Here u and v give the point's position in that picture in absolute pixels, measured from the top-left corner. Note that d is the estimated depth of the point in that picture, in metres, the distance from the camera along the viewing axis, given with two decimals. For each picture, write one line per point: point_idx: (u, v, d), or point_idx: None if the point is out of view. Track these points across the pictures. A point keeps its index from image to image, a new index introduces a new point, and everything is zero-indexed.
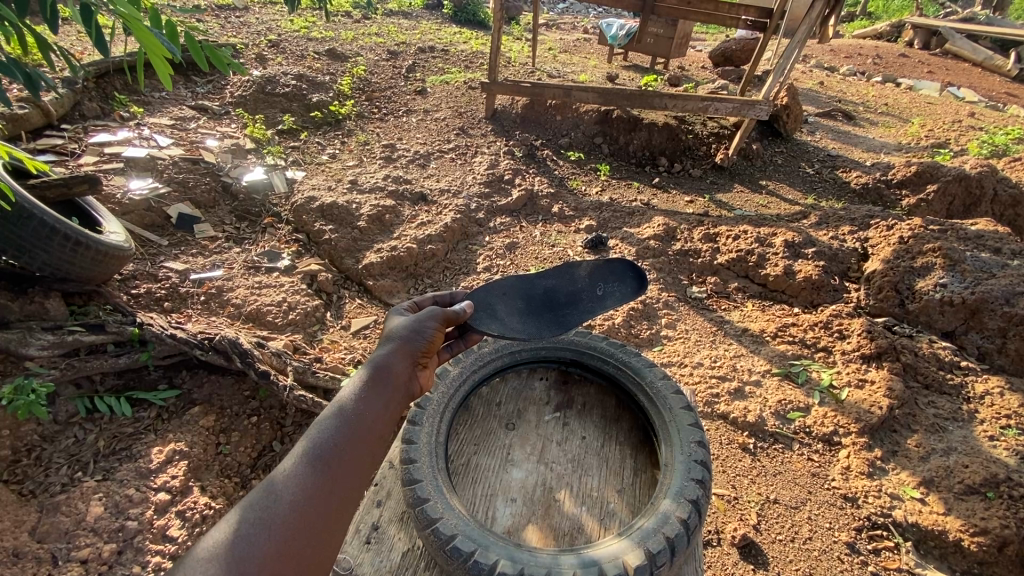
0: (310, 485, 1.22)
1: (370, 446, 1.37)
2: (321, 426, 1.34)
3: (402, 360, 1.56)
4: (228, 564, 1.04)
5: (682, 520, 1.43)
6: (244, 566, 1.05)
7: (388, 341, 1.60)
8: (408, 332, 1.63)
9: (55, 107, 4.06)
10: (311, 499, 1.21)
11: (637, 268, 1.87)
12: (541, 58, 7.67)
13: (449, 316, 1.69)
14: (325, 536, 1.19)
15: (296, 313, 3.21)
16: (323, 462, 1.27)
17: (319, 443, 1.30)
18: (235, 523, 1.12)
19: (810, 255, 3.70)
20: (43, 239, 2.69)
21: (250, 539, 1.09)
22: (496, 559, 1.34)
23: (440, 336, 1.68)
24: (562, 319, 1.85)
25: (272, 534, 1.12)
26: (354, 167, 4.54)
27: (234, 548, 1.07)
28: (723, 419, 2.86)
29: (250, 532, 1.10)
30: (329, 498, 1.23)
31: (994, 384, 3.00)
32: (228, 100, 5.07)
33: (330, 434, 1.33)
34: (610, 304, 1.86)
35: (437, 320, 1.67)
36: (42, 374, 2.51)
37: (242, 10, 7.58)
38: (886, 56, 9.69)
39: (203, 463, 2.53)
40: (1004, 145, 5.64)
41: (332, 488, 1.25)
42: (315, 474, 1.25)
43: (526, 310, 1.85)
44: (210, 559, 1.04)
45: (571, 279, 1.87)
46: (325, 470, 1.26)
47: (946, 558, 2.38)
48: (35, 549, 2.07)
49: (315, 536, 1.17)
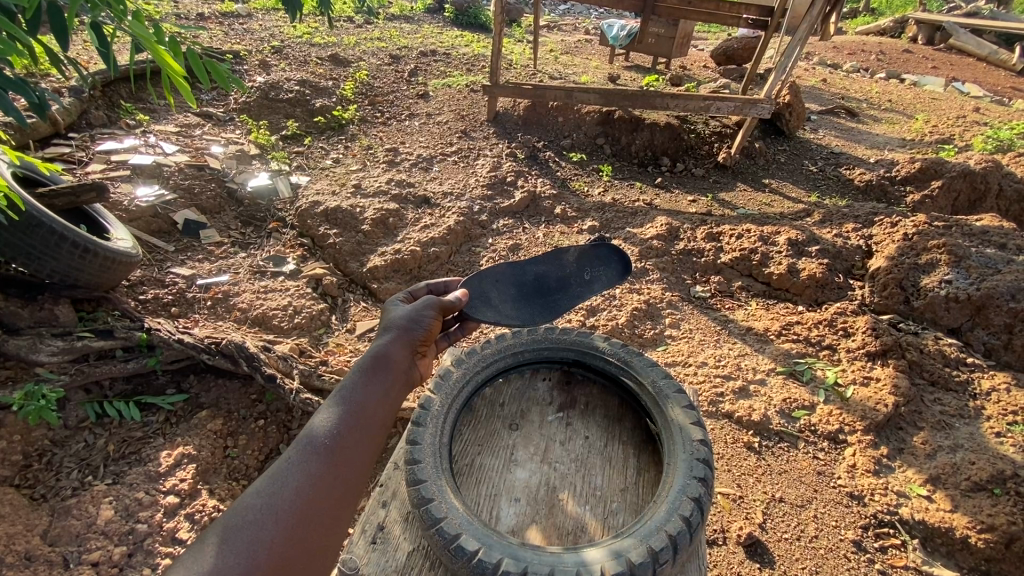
0: (314, 472, 1.25)
1: (371, 434, 1.39)
2: (324, 416, 1.37)
3: (400, 349, 1.59)
4: (236, 550, 1.08)
5: (685, 517, 1.44)
6: (253, 552, 1.09)
7: (387, 332, 1.63)
8: (404, 322, 1.66)
9: (62, 116, 4.11)
10: (316, 485, 1.24)
11: (621, 253, 1.99)
12: (543, 60, 7.70)
13: (445, 305, 1.73)
14: (330, 521, 1.22)
15: (301, 317, 3.24)
16: (326, 449, 1.30)
17: (320, 433, 1.33)
18: (242, 510, 1.15)
19: (813, 253, 3.71)
20: (52, 246, 2.72)
21: (256, 527, 1.13)
22: (500, 557, 1.35)
23: (438, 325, 1.72)
24: (553, 305, 1.98)
25: (279, 521, 1.15)
26: (358, 171, 4.57)
27: (242, 535, 1.11)
28: (728, 419, 2.86)
29: (256, 518, 1.14)
30: (333, 485, 1.26)
31: (1000, 380, 2.99)
32: (233, 106, 5.11)
33: (332, 423, 1.35)
34: (597, 288, 1.99)
35: (434, 308, 1.71)
36: (52, 380, 2.55)
37: (245, 17, 7.65)
38: (890, 53, 9.65)
39: (211, 466, 2.56)
40: (1010, 139, 5.59)
41: (336, 476, 1.28)
42: (319, 461, 1.28)
43: (519, 296, 1.96)
44: (218, 546, 1.08)
45: (560, 265, 1.96)
46: (328, 457, 1.29)
47: (954, 555, 2.37)
48: (47, 553, 2.10)
49: (321, 521, 1.20)
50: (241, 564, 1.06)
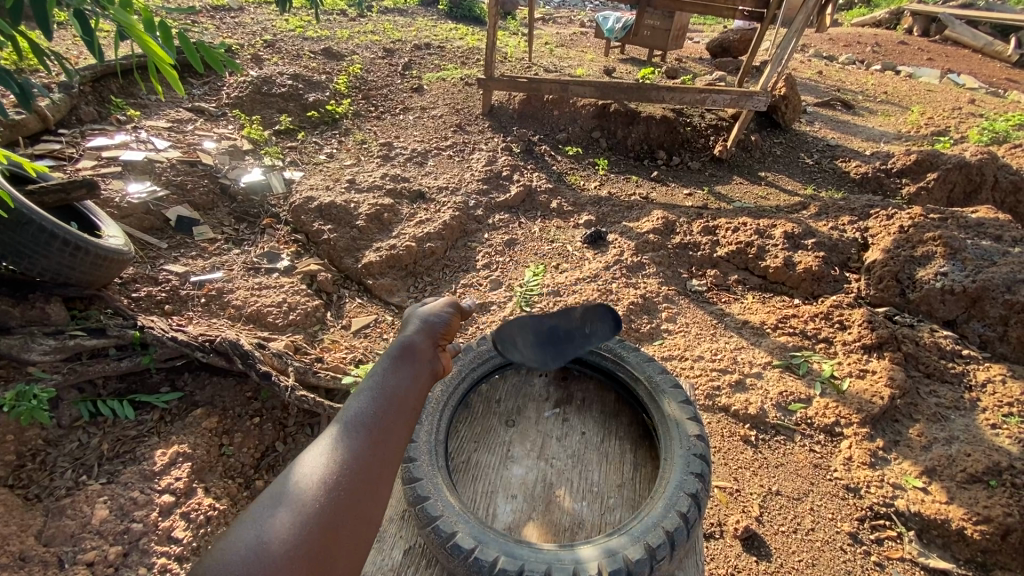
0: (355, 448, 1.22)
1: (409, 412, 1.36)
2: (359, 397, 1.35)
3: (425, 340, 1.57)
4: (285, 519, 1.04)
5: (682, 513, 1.44)
6: (297, 526, 1.04)
7: (409, 327, 1.62)
8: (426, 317, 1.65)
9: (52, 112, 4.05)
10: (358, 460, 1.20)
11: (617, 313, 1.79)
12: (538, 53, 7.65)
13: (460, 306, 1.76)
14: (374, 494, 1.18)
15: (296, 313, 3.22)
16: (365, 427, 1.27)
17: (358, 412, 1.30)
18: (284, 490, 1.11)
19: (810, 246, 3.71)
20: (43, 244, 2.68)
21: (305, 498, 1.09)
22: (496, 555, 1.34)
23: (458, 317, 1.72)
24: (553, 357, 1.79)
25: (325, 492, 1.11)
26: (352, 166, 4.54)
27: (286, 511, 1.06)
28: (724, 412, 2.86)
29: (303, 489, 1.10)
30: (374, 460, 1.22)
31: (996, 372, 3.00)
32: (225, 101, 5.05)
33: (368, 403, 1.33)
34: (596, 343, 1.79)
35: (451, 307, 1.72)
36: (44, 379, 2.52)
37: (237, 10, 7.56)
38: (885, 45, 9.64)
39: (207, 464, 2.54)
40: (1005, 131, 5.59)
41: (377, 451, 1.24)
42: (359, 438, 1.24)
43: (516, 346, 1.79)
44: (267, 515, 1.04)
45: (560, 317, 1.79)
46: (368, 434, 1.26)
47: (949, 546, 2.38)
48: (42, 553, 2.09)
49: (365, 493, 1.16)
50: (286, 536, 1.02)
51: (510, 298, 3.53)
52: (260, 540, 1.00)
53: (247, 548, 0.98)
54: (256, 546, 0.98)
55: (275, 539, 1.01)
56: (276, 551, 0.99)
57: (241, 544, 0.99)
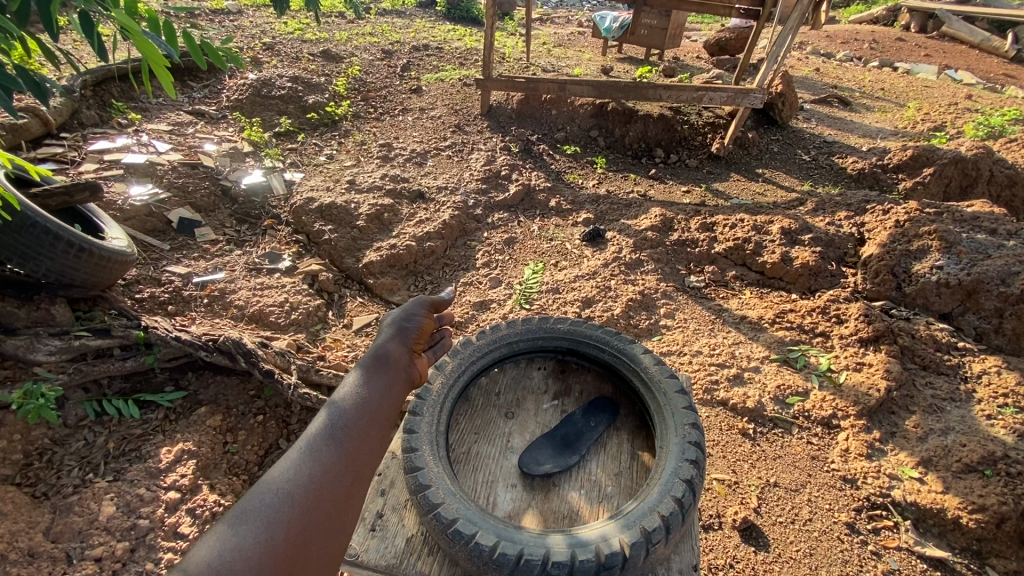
0: (326, 459, 1.24)
1: (380, 425, 1.41)
2: (330, 409, 1.38)
3: (398, 348, 1.67)
4: (257, 529, 1.03)
5: (677, 498, 1.47)
6: (273, 530, 1.05)
7: (384, 333, 1.72)
8: (400, 323, 1.77)
9: (54, 116, 4.10)
10: (328, 472, 1.22)
11: (615, 411, 1.79)
12: (536, 53, 7.71)
13: (433, 303, 1.89)
14: (348, 503, 1.21)
15: (298, 313, 3.25)
16: (339, 437, 1.31)
17: (330, 424, 1.33)
18: (259, 495, 1.11)
19: (807, 242, 3.74)
20: (48, 246, 2.72)
21: (276, 507, 1.09)
22: (496, 540, 1.37)
23: (429, 324, 1.84)
24: (561, 434, 1.68)
25: (296, 501, 1.12)
26: (352, 167, 4.58)
27: (263, 515, 1.07)
28: (723, 406, 2.89)
29: (274, 501, 1.10)
30: (348, 470, 1.25)
31: (991, 364, 3.03)
32: (225, 104, 5.10)
33: (339, 416, 1.36)
34: (601, 429, 1.72)
35: (424, 308, 1.85)
36: (51, 379, 2.56)
37: (236, 14, 7.62)
38: (883, 41, 9.67)
39: (211, 462, 2.56)
40: (1002, 125, 5.62)
41: (350, 462, 1.27)
42: (330, 450, 1.26)
43: (540, 438, 1.69)
44: (239, 526, 1.03)
45: (572, 422, 1.72)
46: (340, 444, 1.29)
47: (945, 535, 2.40)
48: (50, 549, 2.13)
49: (334, 505, 1.18)
50: (262, 541, 1.02)
51: (510, 295, 3.57)
52: (230, 551, 0.98)
53: (215, 559, 0.96)
54: (227, 558, 0.97)
55: (246, 550, 1.00)
56: (247, 564, 0.98)
57: (209, 557, 0.96)
